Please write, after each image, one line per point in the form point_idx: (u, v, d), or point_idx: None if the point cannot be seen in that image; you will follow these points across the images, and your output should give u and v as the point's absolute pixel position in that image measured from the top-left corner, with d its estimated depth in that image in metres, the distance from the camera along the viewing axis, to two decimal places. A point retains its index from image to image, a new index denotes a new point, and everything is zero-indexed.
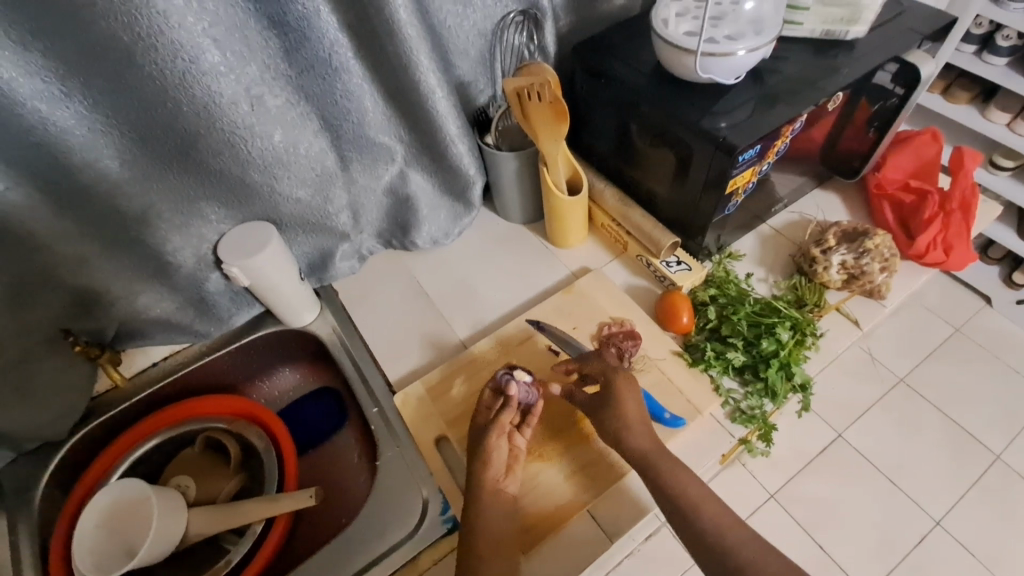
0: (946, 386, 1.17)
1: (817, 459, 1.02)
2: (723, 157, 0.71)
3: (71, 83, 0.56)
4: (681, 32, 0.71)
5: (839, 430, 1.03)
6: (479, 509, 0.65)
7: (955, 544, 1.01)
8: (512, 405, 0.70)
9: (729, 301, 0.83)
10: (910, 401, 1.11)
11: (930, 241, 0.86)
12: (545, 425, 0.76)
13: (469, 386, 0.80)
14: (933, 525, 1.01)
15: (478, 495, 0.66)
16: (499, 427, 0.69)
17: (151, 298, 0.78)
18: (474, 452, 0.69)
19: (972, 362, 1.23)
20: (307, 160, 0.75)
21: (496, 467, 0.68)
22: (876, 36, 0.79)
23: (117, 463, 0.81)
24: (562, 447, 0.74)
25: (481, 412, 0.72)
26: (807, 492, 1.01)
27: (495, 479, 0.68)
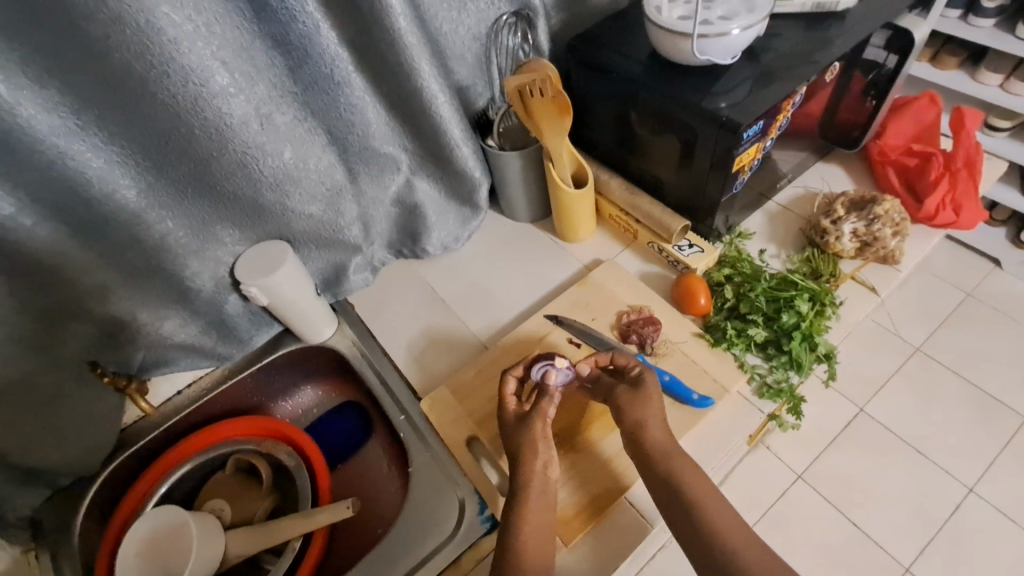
0: (963, 351, 1.17)
1: (841, 435, 1.03)
2: (727, 135, 0.71)
3: (86, 116, 0.57)
4: (675, 17, 0.72)
5: (861, 405, 1.06)
6: (528, 495, 0.64)
7: (992, 510, 0.99)
8: (552, 390, 0.71)
9: (744, 279, 0.83)
10: (926, 371, 1.13)
11: (938, 203, 0.86)
12: (568, 419, 0.77)
13: (494, 384, 0.81)
14: (966, 492, 1.00)
15: (526, 485, 0.65)
16: (543, 414, 0.69)
17: (173, 324, 0.78)
18: (517, 442, 0.68)
19: (987, 325, 1.23)
20: (317, 175, 0.76)
21: (543, 456, 0.67)
22: (866, 5, 0.80)
23: (151, 491, 0.82)
24: (583, 446, 0.75)
25: (516, 405, 0.72)
26: (836, 468, 1.00)
27: (545, 466, 0.66)
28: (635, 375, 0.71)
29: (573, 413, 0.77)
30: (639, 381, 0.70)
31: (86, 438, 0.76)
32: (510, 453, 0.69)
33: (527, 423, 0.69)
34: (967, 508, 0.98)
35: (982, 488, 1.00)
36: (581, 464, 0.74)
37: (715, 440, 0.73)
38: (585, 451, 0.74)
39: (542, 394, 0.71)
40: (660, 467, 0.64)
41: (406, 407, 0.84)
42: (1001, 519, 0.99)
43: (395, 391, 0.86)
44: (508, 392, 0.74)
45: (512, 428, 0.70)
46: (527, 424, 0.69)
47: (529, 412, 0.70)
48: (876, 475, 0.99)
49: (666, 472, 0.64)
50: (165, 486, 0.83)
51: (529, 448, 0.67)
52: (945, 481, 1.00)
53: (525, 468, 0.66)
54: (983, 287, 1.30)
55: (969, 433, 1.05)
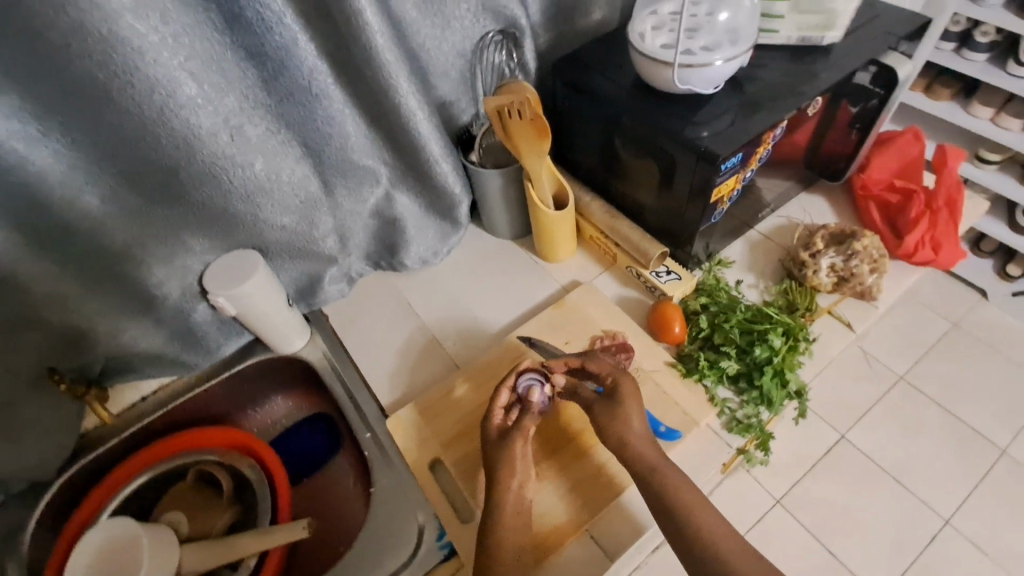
0: (947, 380, 1.17)
1: (817, 463, 1.01)
2: (706, 166, 0.71)
3: (47, 122, 0.56)
4: (658, 44, 0.72)
5: (842, 431, 1.04)
6: (502, 511, 0.64)
7: (968, 545, 0.98)
8: (535, 410, 0.70)
9: (720, 309, 0.82)
10: (911, 399, 1.11)
11: (918, 240, 0.85)
12: (548, 436, 0.75)
13: (474, 395, 0.80)
14: (943, 524, 0.99)
15: (499, 505, 0.64)
16: (524, 433, 0.68)
17: (137, 332, 0.77)
18: (493, 460, 0.67)
19: (972, 356, 1.22)
20: (290, 186, 0.75)
21: (519, 473, 0.66)
22: (852, 40, 0.79)
23: (106, 502, 0.80)
24: (575, 454, 0.74)
25: (500, 418, 0.71)
26: (813, 494, 0.99)
27: (521, 485, 0.66)
28: (608, 387, 0.71)
29: (564, 422, 0.76)
30: (611, 393, 0.70)
31: (41, 446, 0.74)
32: (487, 466, 0.68)
33: (506, 438, 0.68)
34: (944, 539, 0.97)
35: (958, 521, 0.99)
36: (573, 472, 0.72)
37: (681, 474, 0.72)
38: (576, 460, 0.73)
39: (525, 412, 0.70)
40: None
41: (374, 424, 0.83)
42: (977, 554, 0.98)
43: (364, 406, 0.85)
44: (498, 404, 0.71)
45: (493, 443, 0.69)
46: (508, 443, 0.67)
47: (511, 428, 0.69)
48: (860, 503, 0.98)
49: None
50: (122, 497, 0.81)
51: (506, 465, 0.66)
52: (925, 514, 0.99)
53: (499, 485, 0.65)
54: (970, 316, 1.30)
55: (950, 466, 1.05)
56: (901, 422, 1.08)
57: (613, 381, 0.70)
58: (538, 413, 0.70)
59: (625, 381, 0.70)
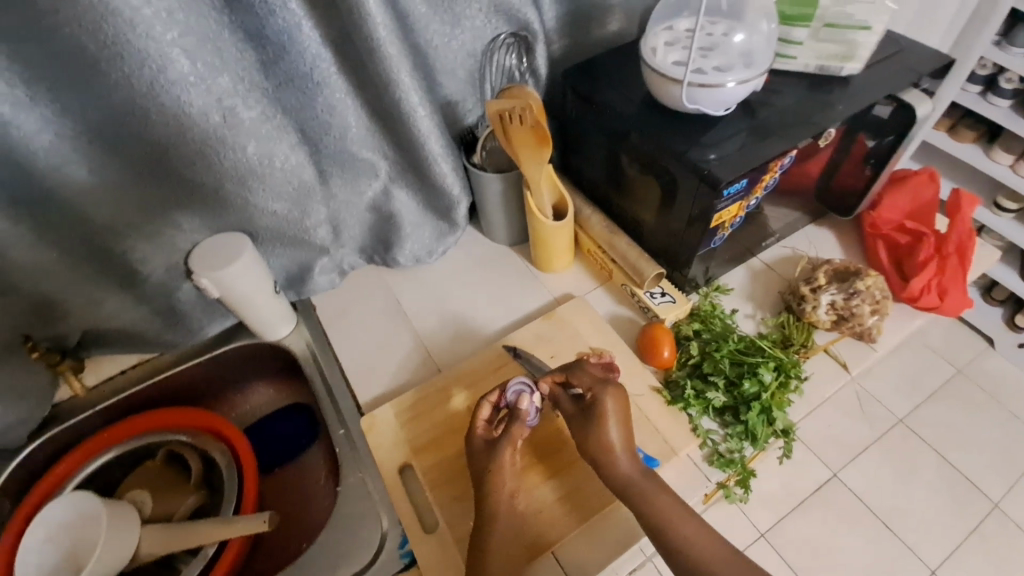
0: (947, 430, 1.13)
1: (809, 499, 1.02)
2: (707, 190, 0.69)
3: (36, 87, 0.55)
4: (669, 61, 0.70)
5: (835, 470, 1.00)
6: (495, 517, 0.63)
7: None
8: (524, 417, 0.67)
9: (713, 337, 0.80)
10: (909, 443, 1.06)
11: (924, 285, 0.83)
12: (536, 442, 0.73)
13: (465, 400, 0.78)
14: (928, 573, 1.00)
15: (492, 511, 0.64)
16: (512, 440, 0.66)
17: (117, 306, 0.76)
18: (481, 467, 0.66)
19: (973, 407, 1.19)
20: (284, 173, 0.73)
21: (507, 480, 0.65)
22: (872, 73, 0.77)
23: (71, 476, 0.78)
24: (564, 462, 0.72)
25: (484, 428, 0.69)
26: (802, 530, 1.02)
27: (511, 493, 0.65)
28: (589, 400, 0.67)
29: (553, 430, 0.74)
30: (590, 407, 0.67)
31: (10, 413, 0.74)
32: (474, 474, 0.66)
33: (496, 444, 0.66)
34: None
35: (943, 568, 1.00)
36: (564, 479, 0.70)
37: None
38: (567, 467, 0.71)
39: (512, 419, 0.68)
40: None
41: (349, 421, 0.82)
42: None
43: (341, 402, 0.84)
44: (480, 418, 0.69)
45: (479, 453, 0.67)
46: (498, 449, 0.65)
47: (498, 437, 0.67)
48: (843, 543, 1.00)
49: None
50: (88, 472, 0.80)
51: (495, 472, 0.64)
52: (908, 561, 0.99)
53: (488, 489, 0.64)
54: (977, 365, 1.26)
55: (943, 515, 1.03)
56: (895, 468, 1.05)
57: (594, 395, 0.67)
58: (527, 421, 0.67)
59: (608, 394, 0.67)
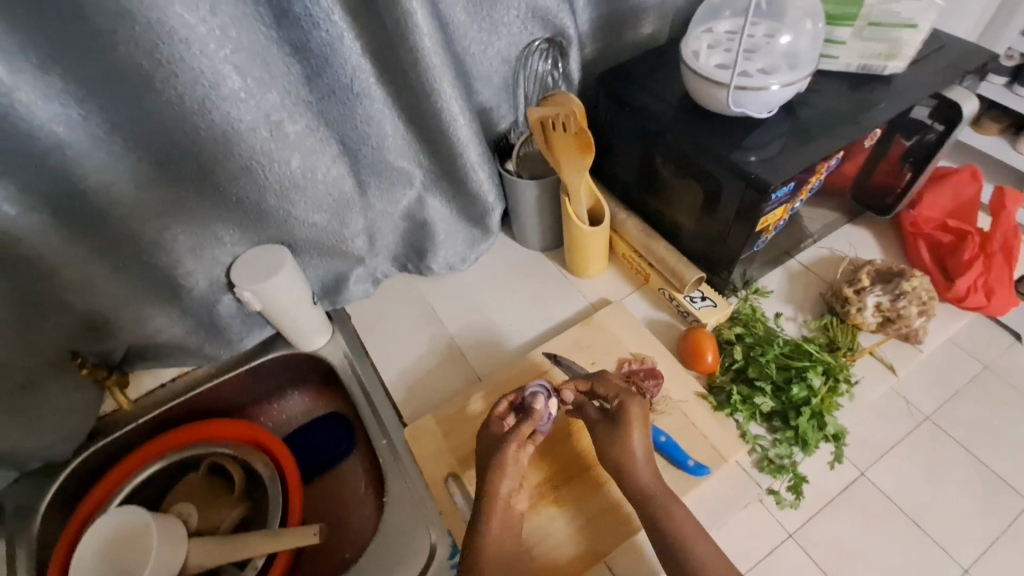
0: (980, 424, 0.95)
1: (840, 498, 0.85)
2: (754, 193, 0.68)
3: (89, 107, 0.55)
4: (712, 64, 0.69)
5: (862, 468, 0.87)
6: (489, 517, 0.62)
7: None
8: (536, 417, 0.67)
9: (756, 341, 0.80)
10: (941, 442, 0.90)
11: (970, 285, 0.82)
12: (557, 468, 0.72)
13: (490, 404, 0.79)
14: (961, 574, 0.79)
15: (488, 506, 0.63)
16: (520, 436, 0.66)
17: (161, 320, 0.76)
18: (486, 464, 0.65)
19: None
20: (325, 185, 0.74)
21: (509, 479, 0.64)
22: (916, 72, 0.76)
23: (119, 487, 0.79)
24: (591, 483, 0.71)
25: (497, 423, 0.69)
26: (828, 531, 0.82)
27: (508, 497, 0.64)
28: (614, 409, 0.68)
29: (578, 453, 0.73)
30: (615, 414, 0.67)
31: (57, 428, 0.73)
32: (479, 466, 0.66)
33: (503, 442, 0.66)
34: None
35: (981, 568, 0.80)
36: (584, 506, 0.69)
37: (709, 512, 0.69)
38: (591, 492, 0.70)
39: (525, 416, 0.67)
40: None
41: (390, 430, 0.81)
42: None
43: (380, 411, 0.83)
44: (496, 412, 0.70)
45: (488, 446, 0.67)
46: (503, 446, 0.65)
47: (508, 432, 0.66)
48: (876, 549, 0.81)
49: None
50: (134, 484, 0.80)
51: (497, 472, 0.64)
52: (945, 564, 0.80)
53: (489, 485, 0.64)
54: (1018, 351, 1.01)
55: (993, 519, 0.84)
56: (922, 464, 0.87)
57: (620, 403, 0.68)
58: (539, 422, 0.67)
59: (632, 401, 0.67)
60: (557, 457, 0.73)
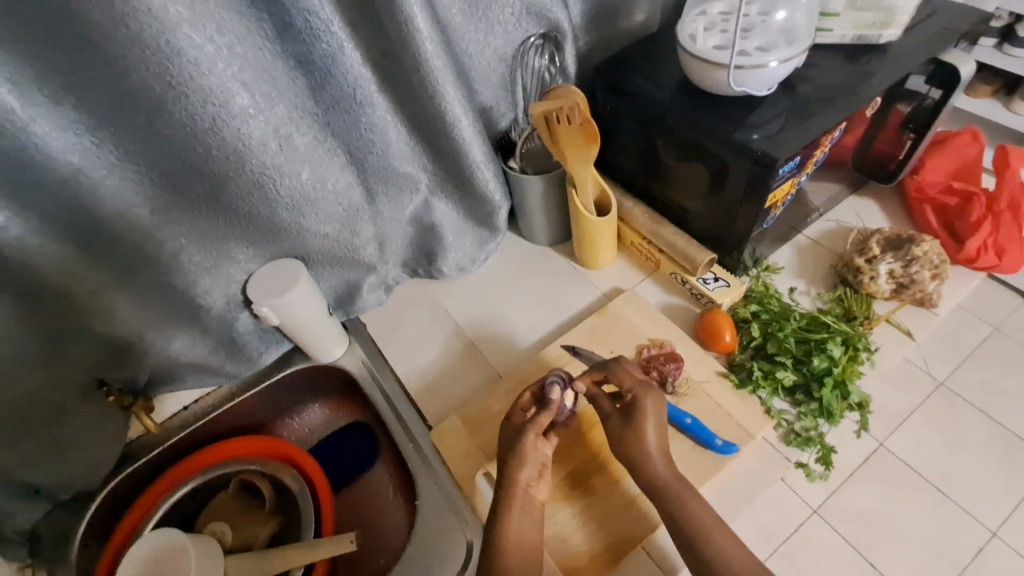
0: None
1: (862, 471, 0.84)
2: (761, 169, 0.68)
3: (102, 133, 0.56)
4: (710, 45, 0.70)
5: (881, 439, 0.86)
6: (510, 506, 0.62)
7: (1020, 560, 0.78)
8: (553, 407, 0.68)
9: (772, 317, 0.80)
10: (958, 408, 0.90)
11: (980, 245, 0.83)
12: (573, 463, 0.73)
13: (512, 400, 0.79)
14: (989, 536, 0.79)
15: (506, 498, 0.63)
16: (537, 426, 0.66)
17: (182, 342, 0.76)
18: (505, 454, 0.66)
19: None
20: (334, 195, 0.74)
21: (529, 469, 0.64)
22: (910, 38, 0.77)
23: (151, 512, 0.79)
24: (608, 479, 0.71)
25: (519, 413, 0.70)
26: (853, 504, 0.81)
27: (527, 486, 0.64)
28: (629, 402, 0.68)
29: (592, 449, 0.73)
30: (629, 409, 0.67)
31: (87, 455, 0.74)
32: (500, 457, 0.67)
33: (521, 432, 0.66)
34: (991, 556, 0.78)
35: (1009, 532, 0.79)
36: (597, 502, 0.70)
37: (740, 489, 0.70)
38: (605, 488, 0.71)
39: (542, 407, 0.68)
40: (675, 518, 0.61)
41: (415, 433, 0.82)
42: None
43: (403, 415, 0.83)
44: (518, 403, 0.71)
45: (508, 436, 0.67)
46: (521, 437, 0.66)
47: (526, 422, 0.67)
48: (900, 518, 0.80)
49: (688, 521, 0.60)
50: (165, 508, 0.80)
51: (517, 462, 0.64)
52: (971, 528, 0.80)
53: (509, 475, 0.64)
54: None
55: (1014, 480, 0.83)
56: (941, 431, 0.87)
57: (635, 396, 0.67)
58: (555, 412, 0.68)
59: (648, 396, 0.67)
60: (570, 454, 0.73)
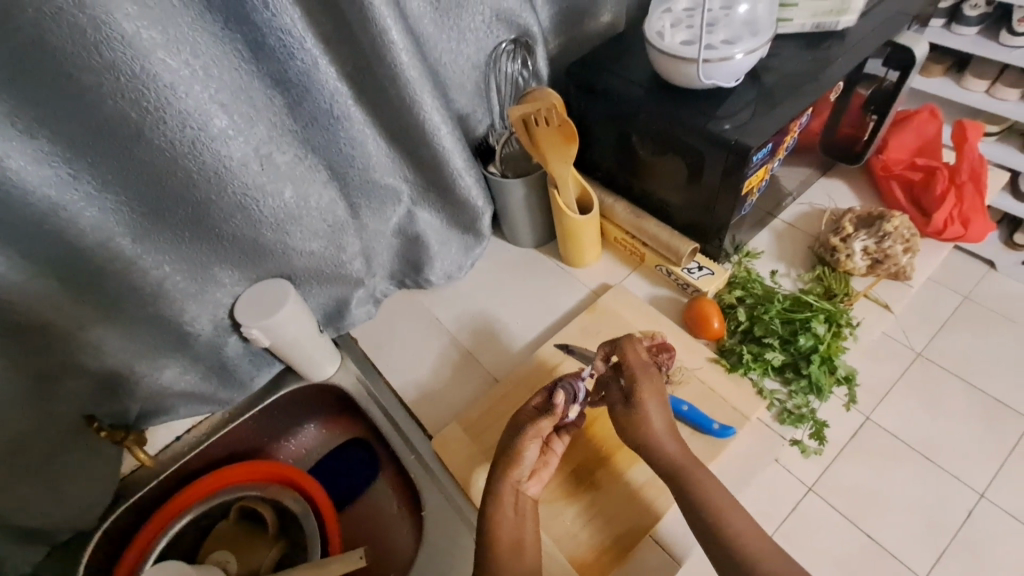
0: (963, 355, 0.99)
1: (850, 446, 0.86)
2: (736, 158, 0.70)
3: (79, 164, 0.55)
4: (677, 41, 0.72)
5: (867, 413, 0.89)
6: (499, 502, 0.63)
7: (1008, 519, 0.81)
8: (556, 412, 0.67)
9: (757, 301, 0.82)
10: (935, 378, 0.94)
11: (946, 217, 0.86)
12: (578, 457, 0.74)
13: (508, 401, 0.80)
14: (977, 499, 0.82)
15: (496, 500, 0.63)
16: (535, 431, 0.66)
17: (172, 370, 0.75)
18: (501, 451, 0.66)
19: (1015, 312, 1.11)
20: (318, 212, 0.75)
21: (522, 468, 0.65)
22: (865, 23, 0.80)
23: (149, 549, 0.76)
24: (616, 469, 0.72)
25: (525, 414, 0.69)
26: (849, 479, 0.83)
27: (517, 485, 0.65)
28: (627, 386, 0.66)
29: (597, 441, 0.75)
30: (631, 390, 0.66)
31: (82, 493, 0.72)
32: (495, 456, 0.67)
33: (515, 432, 0.67)
34: (980, 518, 0.81)
35: (996, 492, 0.82)
36: (609, 492, 0.71)
37: (739, 470, 0.72)
38: (614, 476, 0.72)
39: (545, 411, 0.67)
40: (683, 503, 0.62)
41: (417, 444, 0.81)
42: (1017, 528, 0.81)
43: (402, 427, 0.83)
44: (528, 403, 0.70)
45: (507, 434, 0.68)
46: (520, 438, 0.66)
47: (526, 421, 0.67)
48: (892, 488, 0.83)
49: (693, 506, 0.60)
50: (164, 542, 0.77)
51: (514, 460, 0.65)
52: (960, 491, 0.82)
53: (501, 474, 0.65)
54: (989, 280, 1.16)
55: (995, 443, 0.87)
56: (923, 402, 0.90)
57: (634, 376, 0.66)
58: (556, 416, 0.67)
59: (644, 379, 0.66)
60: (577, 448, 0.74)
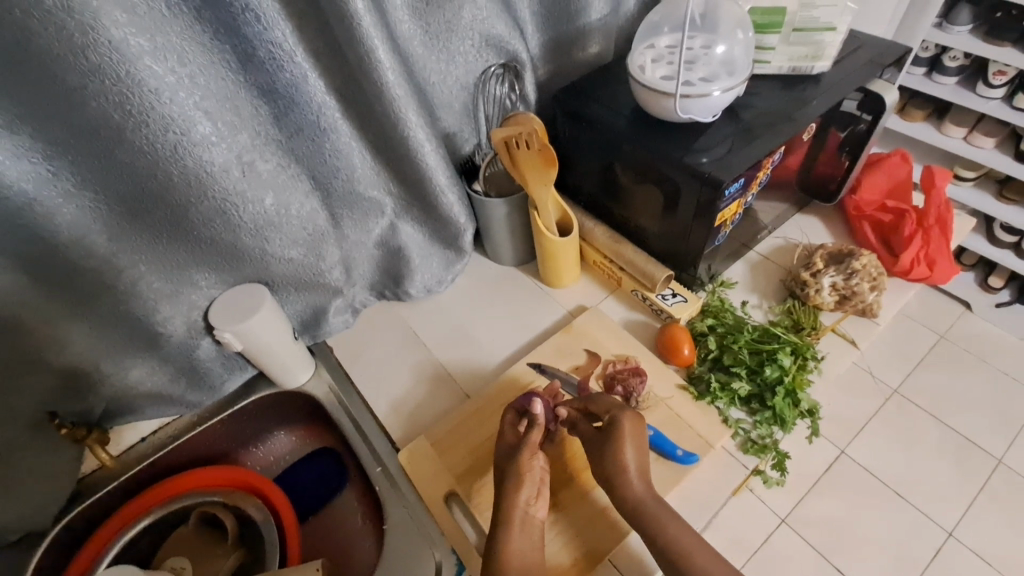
0: (937, 392, 1.00)
1: (825, 479, 0.84)
2: (710, 191, 0.72)
3: (59, 161, 0.56)
4: (658, 76, 0.74)
5: (842, 447, 0.87)
6: (510, 526, 0.63)
7: (972, 557, 0.83)
8: (539, 421, 0.70)
9: (727, 330, 0.84)
10: (908, 415, 0.95)
11: (913, 258, 0.89)
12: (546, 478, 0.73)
13: (478, 419, 0.80)
14: (945, 536, 0.83)
15: (507, 528, 0.63)
16: (532, 444, 0.69)
17: (142, 370, 0.75)
18: (505, 471, 0.68)
19: (985, 350, 1.15)
20: (298, 220, 0.75)
21: (528, 489, 0.66)
22: (840, 70, 0.83)
23: (100, 557, 0.75)
24: (577, 492, 0.72)
25: (511, 431, 0.72)
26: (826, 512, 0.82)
27: (527, 504, 0.66)
28: (607, 422, 0.69)
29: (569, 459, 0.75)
30: (608, 429, 0.68)
31: (40, 491, 0.71)
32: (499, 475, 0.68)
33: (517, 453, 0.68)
34: (948, 556, 0.81)
35: (963, 531, 0.84)
36: (578, 511, 0.71)
37: (703, 497, 0.73)
38: (580, 499, 0.71)
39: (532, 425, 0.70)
40: (651, 533, 0.63)
41: (384, 457, 0.81)
42: (982, 569, 0.82)
43: (373, 441, 0.83)
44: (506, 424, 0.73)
45: (507, 452, 0.69)
46: (517, 453, 0.68)
47: (520, 440, 0.70)
48: (863, 522, 0.81)
49: (648, 531, 0.63)
50: (117, 550, 0.76)
51: (516, 482, 0.65)
52: (929, 531, 0.83)
53: (506, 499, 0.65)
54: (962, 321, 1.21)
55: (960, 481, 0.89)
56: (896, 436, 0.91)
57: (612, 416, 0.69)
58: (542, 425, 0.70)
59: (624, 416, 0.68)
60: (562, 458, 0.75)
